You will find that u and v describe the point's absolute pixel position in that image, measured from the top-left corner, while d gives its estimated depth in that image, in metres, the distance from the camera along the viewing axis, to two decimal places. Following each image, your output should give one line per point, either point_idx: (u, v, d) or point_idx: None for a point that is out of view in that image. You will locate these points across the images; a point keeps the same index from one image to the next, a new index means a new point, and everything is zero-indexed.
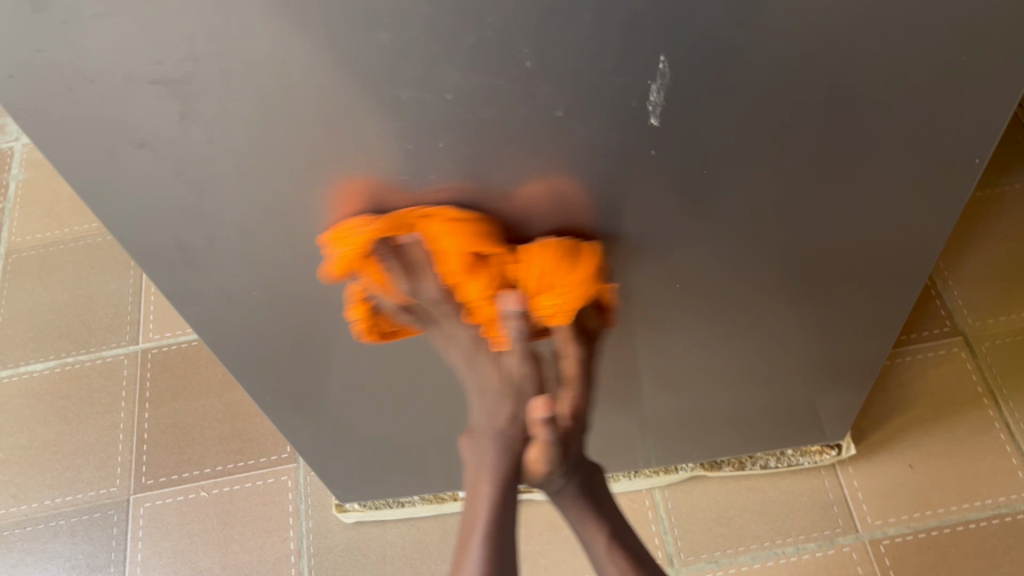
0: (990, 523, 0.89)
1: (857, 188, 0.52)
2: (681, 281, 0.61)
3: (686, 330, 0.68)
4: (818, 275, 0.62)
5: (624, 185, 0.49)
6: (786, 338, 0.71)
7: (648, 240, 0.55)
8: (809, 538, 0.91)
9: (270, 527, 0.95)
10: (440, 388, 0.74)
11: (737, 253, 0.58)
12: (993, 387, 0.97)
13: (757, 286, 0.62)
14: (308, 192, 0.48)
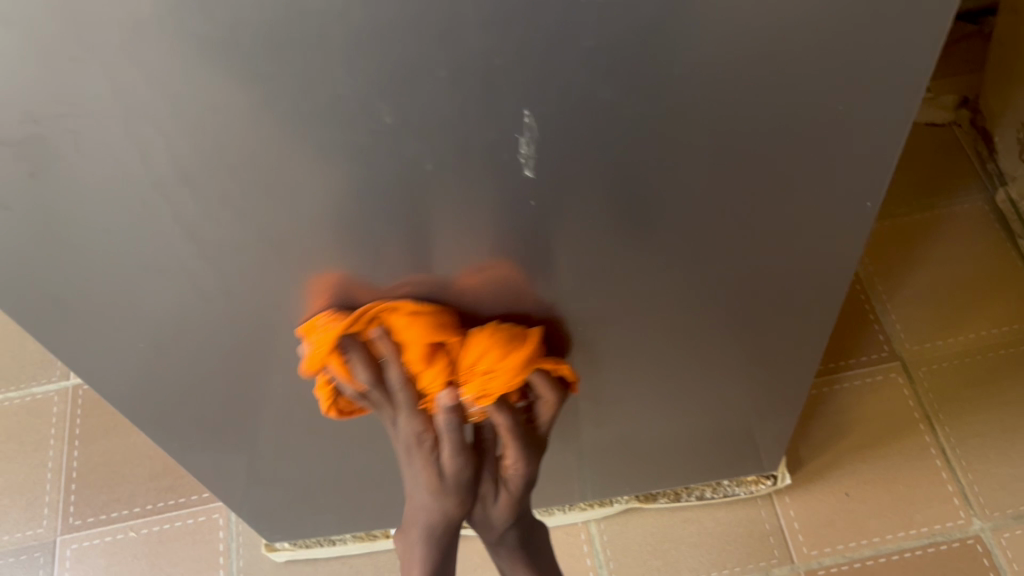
0: (926, 551, 0.89)
1: (755, 231, 0.51)
2: (585, 322, 0.59)
3: (598, 366, 0.67)
4: (727, 313, 0.61)
5: (518, 231, 0.48)
6: (703, 372, 0.71)
7: (542, 284, 0.53)
8: (744, 569, 0.90)
9: (200, 567, 0.93)
10: (356, 428, 0.72)
11: (641, 295, 0.56)
12: (929, 412, 0.96)
13: (666, 325, 0.62)
14: (181, 247, 0.46)
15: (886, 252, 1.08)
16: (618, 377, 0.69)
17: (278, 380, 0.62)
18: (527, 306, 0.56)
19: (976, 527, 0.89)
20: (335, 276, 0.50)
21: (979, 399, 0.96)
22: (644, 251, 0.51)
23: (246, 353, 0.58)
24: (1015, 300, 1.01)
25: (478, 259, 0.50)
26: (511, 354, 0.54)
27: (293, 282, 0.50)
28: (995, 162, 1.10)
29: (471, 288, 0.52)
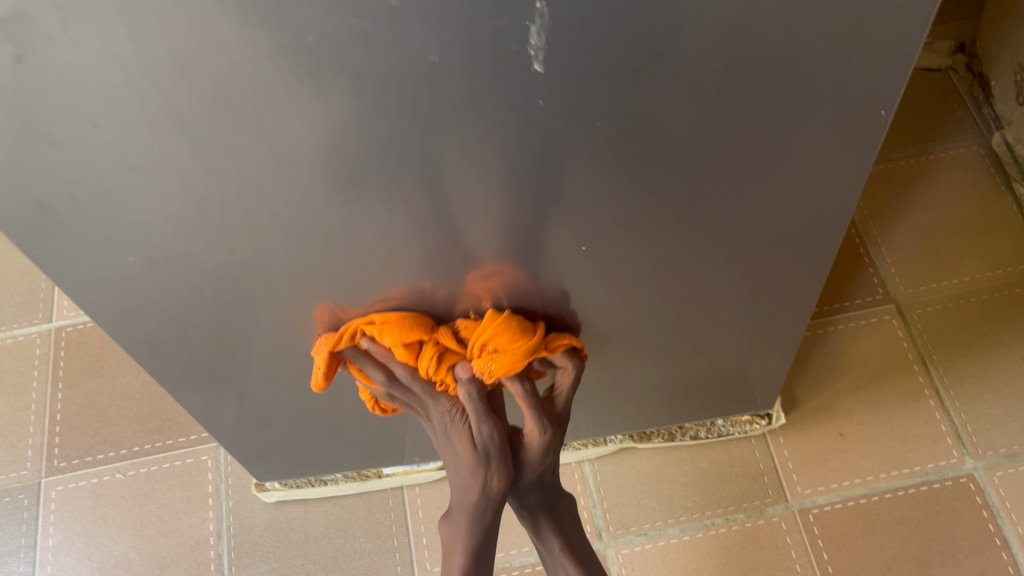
0: (918, 490, 0.89)
1: (770, 147, 0.49)
2: (588, 252, 0.57)
3: (598, 301, 0.65)
4: (734, 242, 0.59)
5: (526, 139, 0.46)
6: (703, 309, 0.69)
7: (548, 203, 0.51)
8: (738, 509, 0.90)
9: (189, 509, 0.92)
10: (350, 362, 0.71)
11: (649, 221, 0.55)
12: (923, 353, 0.96)
13: (674, 257, 0.60)
14: (174, 148, 0.44)
15: (881, 196, 1.07)
16: (618, 312, 0.68)
17: (271, 307, 0.61)
18: (529, 230, 0.54)
19: (969, 466, 0.90)
20: (333, 186, 0.48)
21: (974, 341, 0.96)
22: (653, 171, 0.49)
23: (239, 275, 0.56)
24: (1011, 245, 1.01)
25: (480, 172, 0.48)
26: (518, 333, 0.62)
27: (291, 193, 0.48)
28: (991, 106, 1.09)
29: (473, 204, 0.50)
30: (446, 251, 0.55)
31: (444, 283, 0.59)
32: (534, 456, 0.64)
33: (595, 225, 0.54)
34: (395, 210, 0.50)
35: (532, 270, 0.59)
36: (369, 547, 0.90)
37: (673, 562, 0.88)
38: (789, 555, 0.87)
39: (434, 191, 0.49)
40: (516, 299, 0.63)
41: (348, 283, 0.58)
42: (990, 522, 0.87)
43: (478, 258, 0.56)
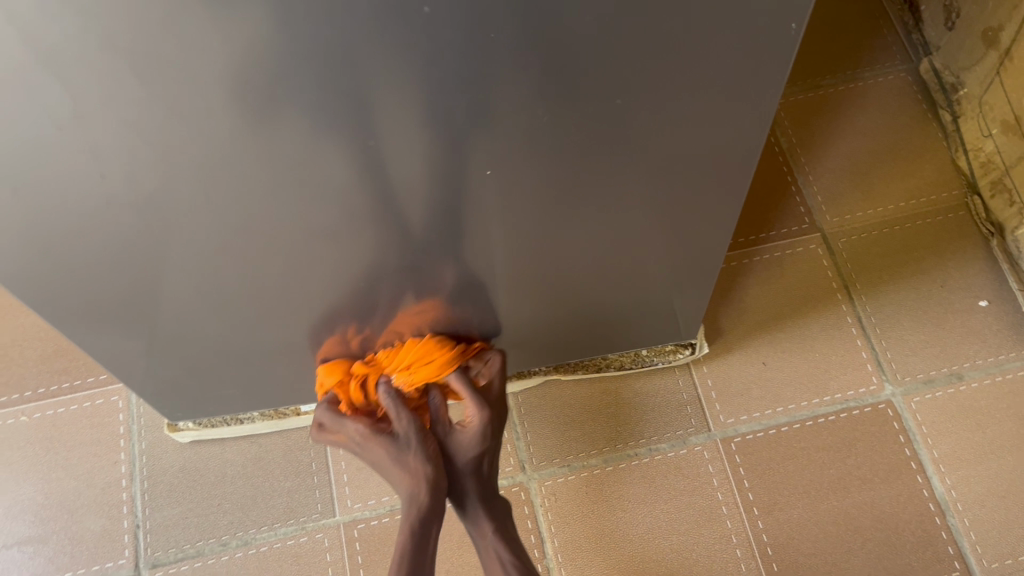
0: (838, 417, 0.90)
1: (681, 60, 0.45)
2: (495, 182, 0.54)
3: (508, 236, 0.62)
4: (647, 171, 0.56)
5: (416, 54, 0.41)
6: (619, 241, 0.67)
7: (447, 126, 0.47)
8: (661, 438, 0.90)
9: (99, 451, 0.89)
10: (253, 301, 0.67)
11: (557, 145, 0.51)
12: (847, 281, 0.96)
13: (587, 186, 0.57)
14: (19, 66, 0.39)
15: (809, 127, 1.06)
16: (531, 246, 0.65)
17: (155, 249, 0.57)
18: (426, 159, 0.50)
19: (887, 392, 0.91)
20: (209, 110, 0.43)
21: (896, 269, 0.97)
22: (558, 89, 0.46)
23: (117, 215, 0.52)
24: (935, 173, 1.01)
25: (368, 92, 0.43)
26: (432, 347, 0.77)
27: (164, 118, 0.44)
28: (920, 31, 1.07)
29: (365, 129, 0.46)
30: (341, 181, 0.51)
31: (345, 215, 0.55)
32: (468, 442, 0.74)
33: (498, 151, 0.51)
34: (278, 138, 0.46)
35: (441, 200, 0.55)
36: (289, 486, 0.88)
37: (596, 492, 0.88)
38: (711, 483, 0.88)
39: (321, 114, 0.45)
40: (419, 234, 0.59)
41: (238, 217, 0.54)
42: (906, 447, 0.88)
43: (378, 188, 0.52)
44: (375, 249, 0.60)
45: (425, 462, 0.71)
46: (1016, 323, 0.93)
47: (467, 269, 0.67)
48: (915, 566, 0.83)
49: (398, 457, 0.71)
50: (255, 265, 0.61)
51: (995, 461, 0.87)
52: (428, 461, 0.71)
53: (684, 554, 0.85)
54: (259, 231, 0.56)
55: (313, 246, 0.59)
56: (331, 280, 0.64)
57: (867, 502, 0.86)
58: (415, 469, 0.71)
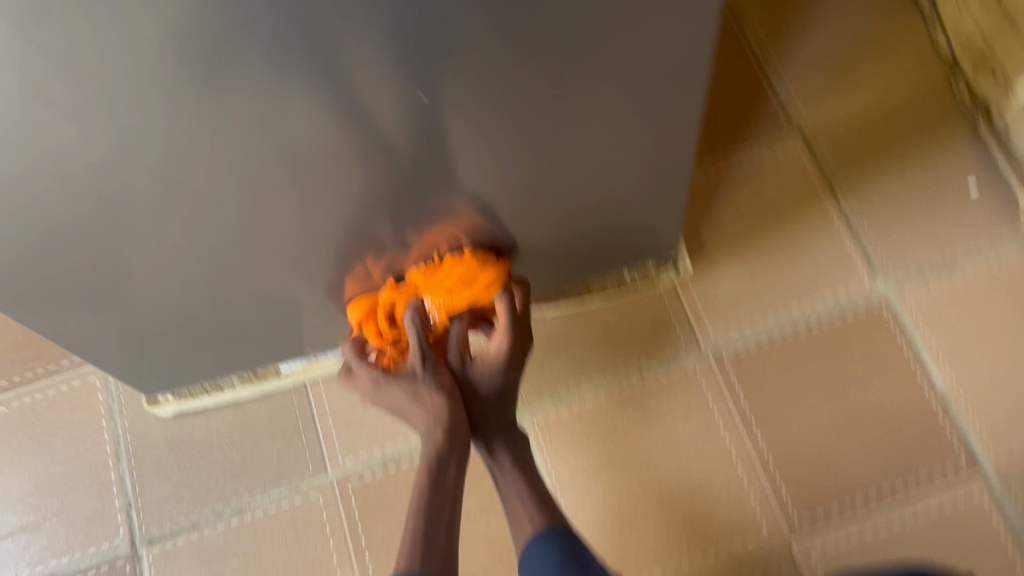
0: (831, 320, 0.87)
1: None
2: (434, 133, 0.50)
3: (462, 185, 0.58)
4: (598, 105, 0.52)
5: (321, 20, 0.37)
6: (582, 177, 0.63)
7: (371, 86, 0.43)
8: (651, 362, 0.88)
9: (83, 433, 0.87)
10: (206, 273, 0.64)
11: (496, 91, 0.47)
12: (831, 181, 0.93)
13: (535, 129, 0.53)
14: None
15: (778, 22, 1.00)
16: (488, 194, 0.61)
17: (84, 236, 0.53)
18: (356, 120, 0.46)
19: (880, 289, 0.88)
20: (102, 92, 0.39)
21: (881, 162, 0.93)
22: (485, 34, 0.41)
23: (32, 206, 0.48)
24: (913, 57, 0.96)
25: (275, 63, 0.39)
26: (469, 266, 0.70)
27: (52, 103, 0.39)
28: None
29: (270, 94, 0.42)
30: (267, 146, 0.47)
31: (280, 177, 0.51)
32: (486, 372, 0.72)
33: (433, 106, 0.46)
34: (171, 114, 0.42)
35: (381, 157, 0.51)
36: (277, 449, 0.86)
37: (590, 422, 0.86)
38: (706, 400, 0.86)
39: (214, 85, 0.40)
40: (364, 190, 0.55)
41: (157, 197, 0.50)
42: (903, 344, 0.86)
43: (309, 148, 0.48)
44: (320, 207, 0.57)
45: (438, 399, 0.68)
46: (1010, 206, 0.89)
47: (426, 222, 0.63)
48: (921, 464, 0.82)
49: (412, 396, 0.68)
50: (193, 239, 0.57)
51: (996, 350, 0.84)
52: (442, 398, 0.68)
53: (684, 474, 0.83)
54: (184, 206, 0.52)
55: (248, 214, 0.55)
56: (281, 241, 0.61)
57: (868, 403, 0.84)
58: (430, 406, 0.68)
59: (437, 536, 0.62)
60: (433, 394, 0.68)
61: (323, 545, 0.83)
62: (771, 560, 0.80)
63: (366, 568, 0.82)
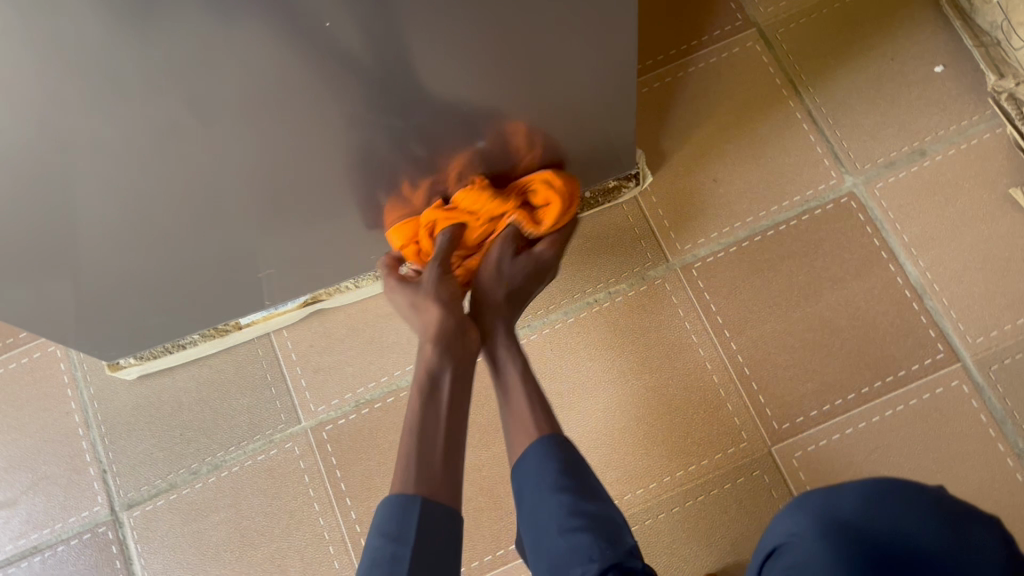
0: (799, 221, 0.85)
1: None
2: (341, 69, 0.46)
3: (387, 119, 0.55)
4: (514, 19, 0.48)
5: None
6: (519, 103, 0.59)
7: (254, 26, 0.39)
8: (619, 280, 0.85)
9: (49, 405, 0.86)
10: (137, 239, 0.61)
11: (397, 18, 0.43)
12: (792, 76, 0.89)
13: (452, 53, 0.49)
14: None
15: None
16: (418, 126, 0.57)
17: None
18: (248, 64, 0.43)
19: (848, 184, 0.85)
20: None
21: (842, 52, 0.89)
22: None
23: None
24: None
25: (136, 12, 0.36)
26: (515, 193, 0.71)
27: None
28: None
29: (135, 43, 0.38)
30: (161, 103, 0.43)
31: (186, 136, 0.48)
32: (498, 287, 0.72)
33: (331, 41, 0.43)
34: (31, 71, 0.38)
35: (289, 99, 0.48)
36: (247, 402, 0.85)
37: (562, 347, 0.84)
38: (678, 314, 0.84)
39: (74, 38, 0.36)
40: (282, 137, 0.52)
41: (54, 166, 0.47)
42: (874, 237, 0.84)
43: (208, 101, 0.45)
44: (239, 159, 0.53)
45: (436, 315, 0.69)
46: (978, 84, 0.86)
47: (357, 159, 0.60)
48: (898, 357, 0.80)
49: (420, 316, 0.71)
50: (111, 207, 0.54)
51: (970, 235, 0.82)
52: (440, 313, 0.69)
53: (661, 390, 0.82)
54: (88, 173, 0.49)
55: (161, 174, 0.52)
56: (207, 200, 0.58)
57: (841, 301, 0.82)
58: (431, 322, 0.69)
59: (426, 449, 0.61)
60: (433, 311, 0.70)
61: (303, 495, 0.82)
62: (751, 472, 0.79)
63: (348, 514, 0.81)
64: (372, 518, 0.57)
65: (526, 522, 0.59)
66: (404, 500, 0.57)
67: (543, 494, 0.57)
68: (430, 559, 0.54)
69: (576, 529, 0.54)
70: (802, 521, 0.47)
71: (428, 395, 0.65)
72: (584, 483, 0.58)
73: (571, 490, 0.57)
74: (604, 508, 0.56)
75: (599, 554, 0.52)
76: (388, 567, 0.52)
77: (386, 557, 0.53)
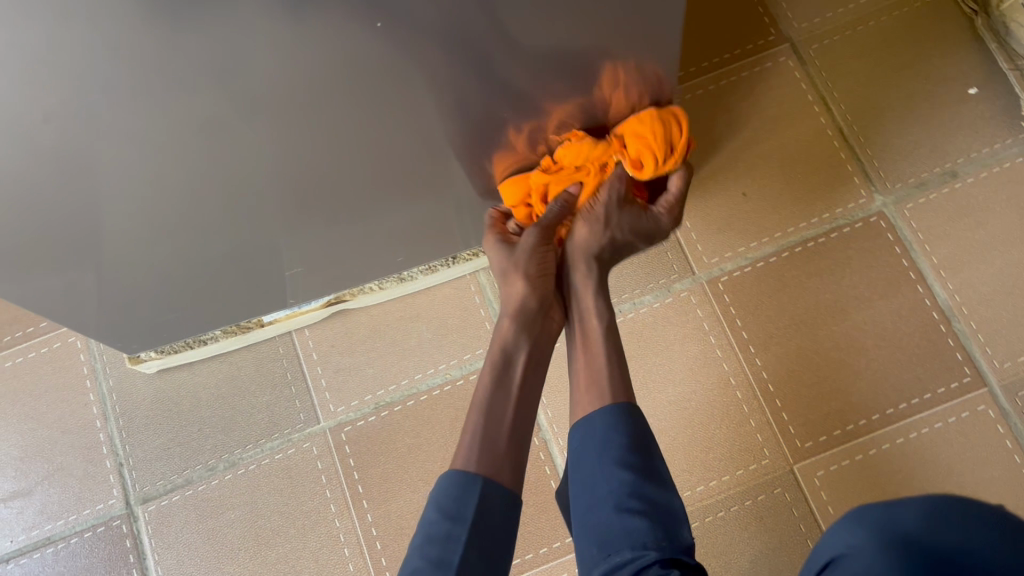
0: (828, 239, 0.84)
1: None
2: (385, 61, 0.47)
3: (423, 113, 0.55)
4: (557, 16, 0.48)
5: None
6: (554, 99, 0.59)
7: (301, 17, 0.40)
8: (645, 291, 0.85)
9: (68, 395, 0.85)
10: (169, 231, 0.61)
11: (445, 14, 0.43)
12: (824, 93, 0.88)
13: (493, 48, 0.49)
14: None
15: None
16: (456, 120, 0.57)
17: (29, 204, 0.50)
18: (296, 53, 0.43)
19: (878, 204, 0.85)
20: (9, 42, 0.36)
21: (875, 71, 0.88)
22: None
23: None
24: None
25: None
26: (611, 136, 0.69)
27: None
28: None
29: (187, 28, 0.38)
30: (210, 90, 0.44)
31: (228, 125, 0.48)
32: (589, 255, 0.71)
33: (375, 33, 0.43)
34: (84, 55, 0.38)
35: (333, 89, 0.48)
36: (267, 400, 0.84)
37: None
38: (702, 328, 0.83)
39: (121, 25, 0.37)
40: (320, 128, 0.52)
41: (98, 152, 0.47)
42: (903, 258, 0.83)
43: (253, 90, 0.45)
44: (277, 151, 0.53)
45: (518, 290, 0.69)
46: (1010, 108, 0.85)
47: (394, 154, 0.60)
48: (924, 380, 0.80)
49: (505, 289, 0.70)
50: (151, 194, 0.54)
51: (1000, 259, 0.82)
52: (522, 288, 0.68)
53: (683, 403, 0.82)
54: (133, 158, 0.48)
55: (204, 161, 0.51)
56: (243, 192, 0.58)
57: (868, 321, 0.82)
58: (514, 298, 0.69)
59: (490, 437, 0.61)
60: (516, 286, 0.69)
61: (320, 496, 0.81)
62: (773, 489, 0.78)
63: (364, 516, 0.80)
64: (431, 491, 0.58)
65: (578, 499, 0.57)
66: (466, 477, 0.58)
67: (603, 466, 0.56)
68: (484, 536, 0.55)
69: (633, 511, 0.53)
70: (865, 536, 0.45)
71: (501, 376, 0.66)
72: (649, 465, 0.57)
73: (634, 469, 0.55)
74: (666, 496, 0.55)
75: (653, 544, 0.51)
76: (443, 545, 0.53)
77: (442, 535, 0.54)
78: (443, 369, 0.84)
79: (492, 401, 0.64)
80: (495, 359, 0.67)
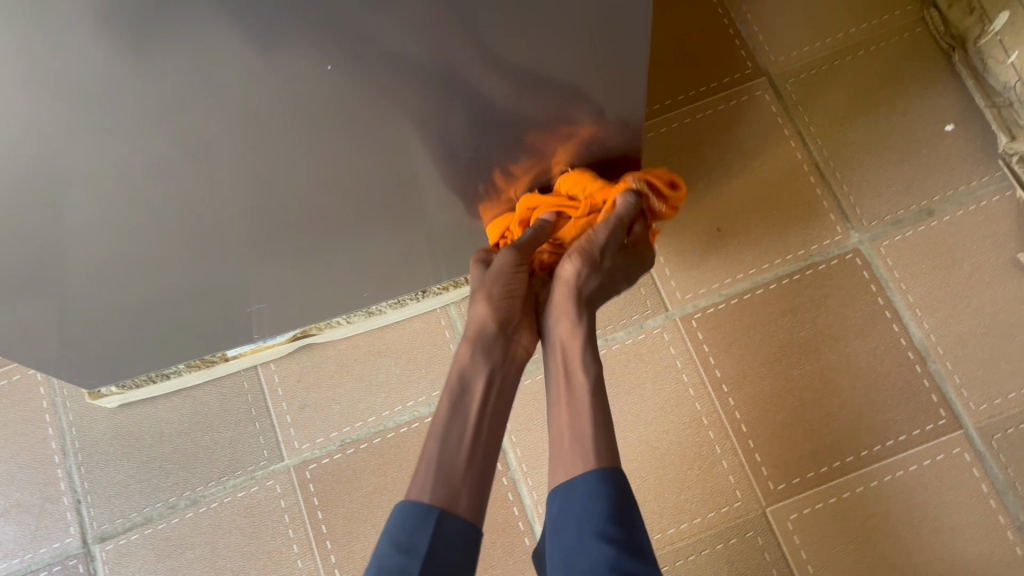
0: (803, 276, 0.83)
1: None
2: (334, 105, 0.45)
3: (380, 152, 0.54)
4: (511, 60, 0.47)
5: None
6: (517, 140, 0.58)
7: (242, 63, 0.39)
8: (617, 327, 0.84)
9: (25, 430, 0.83)
10: (123, 270, 0.59)
11: (392, 56, 0.42)
12: (800, 128, 0.88)
13: (446, 92, 0.48)
14: None
15: None
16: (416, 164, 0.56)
17: None
18: (240, 98, 0.42)
19: (853, 240, 0.84)
20: None
21: (851, 106, 0.88)
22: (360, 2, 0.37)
23: None
24: None
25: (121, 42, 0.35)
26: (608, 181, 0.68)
27: None
28: None
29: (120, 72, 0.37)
30: (154, 134, 0.43)
31: (176, 167, 0.47)
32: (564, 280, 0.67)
33: (322, 78, 0.42)
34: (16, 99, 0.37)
35: (285, 134, 0.47)
36: (230, 436, 0.83)
37: None
38: (675, 365, 0.82)
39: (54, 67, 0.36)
40: (274, 168, 0.51)
41: (41, 195, 0.45)
42: (878, 296, 0.82)
43: (200, 134, 0.44)
44: (231, 191, 0.52)
45: (481, 315, 0.66)
46: (987, 145, 0.85)
47: (354, 193, 0.59)
48: (898, 421, 0.78)
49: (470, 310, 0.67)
50: (101, 233, 0.52)
51: (977, 299, 0.81)
52: (485, 312, 0.66)
53: (654, 443, 0.80)
54: (78, 198, 0.47)
55: (156, 201, 0.50)
56: (199, 231, 0.57)
57: (843, 360, 0.81)
58: (477, 322, 0.66)
59: (445, 469, 0.59)
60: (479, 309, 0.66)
61: (282, 536, 0.79)
62: (745, 532, 0.77)
63: (327, 557, 0.78)
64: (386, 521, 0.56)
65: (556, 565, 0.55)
66: (421, 510, 0.56)
67: (586, 536, 0.54)
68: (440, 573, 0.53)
69: None
70: None
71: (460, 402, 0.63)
72: (631, 538, 0.55)
73: (617, 543, 0.54)
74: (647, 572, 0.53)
75: None
76: None
77: (395, 567, 0.52)
78: (412, 404, 0.82)
79: (447, 430, 0.61)
80: (454, 384, 0.64)
